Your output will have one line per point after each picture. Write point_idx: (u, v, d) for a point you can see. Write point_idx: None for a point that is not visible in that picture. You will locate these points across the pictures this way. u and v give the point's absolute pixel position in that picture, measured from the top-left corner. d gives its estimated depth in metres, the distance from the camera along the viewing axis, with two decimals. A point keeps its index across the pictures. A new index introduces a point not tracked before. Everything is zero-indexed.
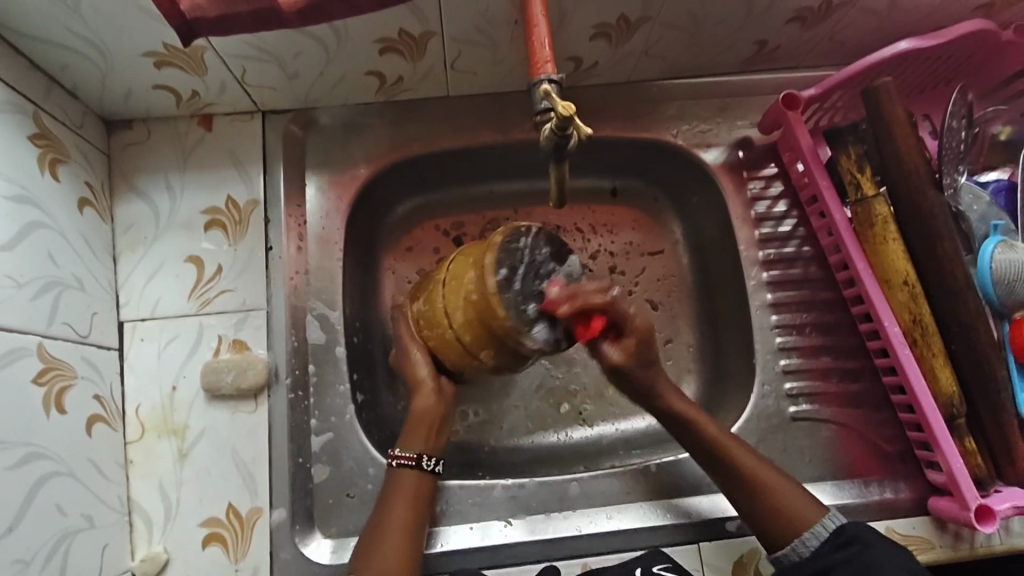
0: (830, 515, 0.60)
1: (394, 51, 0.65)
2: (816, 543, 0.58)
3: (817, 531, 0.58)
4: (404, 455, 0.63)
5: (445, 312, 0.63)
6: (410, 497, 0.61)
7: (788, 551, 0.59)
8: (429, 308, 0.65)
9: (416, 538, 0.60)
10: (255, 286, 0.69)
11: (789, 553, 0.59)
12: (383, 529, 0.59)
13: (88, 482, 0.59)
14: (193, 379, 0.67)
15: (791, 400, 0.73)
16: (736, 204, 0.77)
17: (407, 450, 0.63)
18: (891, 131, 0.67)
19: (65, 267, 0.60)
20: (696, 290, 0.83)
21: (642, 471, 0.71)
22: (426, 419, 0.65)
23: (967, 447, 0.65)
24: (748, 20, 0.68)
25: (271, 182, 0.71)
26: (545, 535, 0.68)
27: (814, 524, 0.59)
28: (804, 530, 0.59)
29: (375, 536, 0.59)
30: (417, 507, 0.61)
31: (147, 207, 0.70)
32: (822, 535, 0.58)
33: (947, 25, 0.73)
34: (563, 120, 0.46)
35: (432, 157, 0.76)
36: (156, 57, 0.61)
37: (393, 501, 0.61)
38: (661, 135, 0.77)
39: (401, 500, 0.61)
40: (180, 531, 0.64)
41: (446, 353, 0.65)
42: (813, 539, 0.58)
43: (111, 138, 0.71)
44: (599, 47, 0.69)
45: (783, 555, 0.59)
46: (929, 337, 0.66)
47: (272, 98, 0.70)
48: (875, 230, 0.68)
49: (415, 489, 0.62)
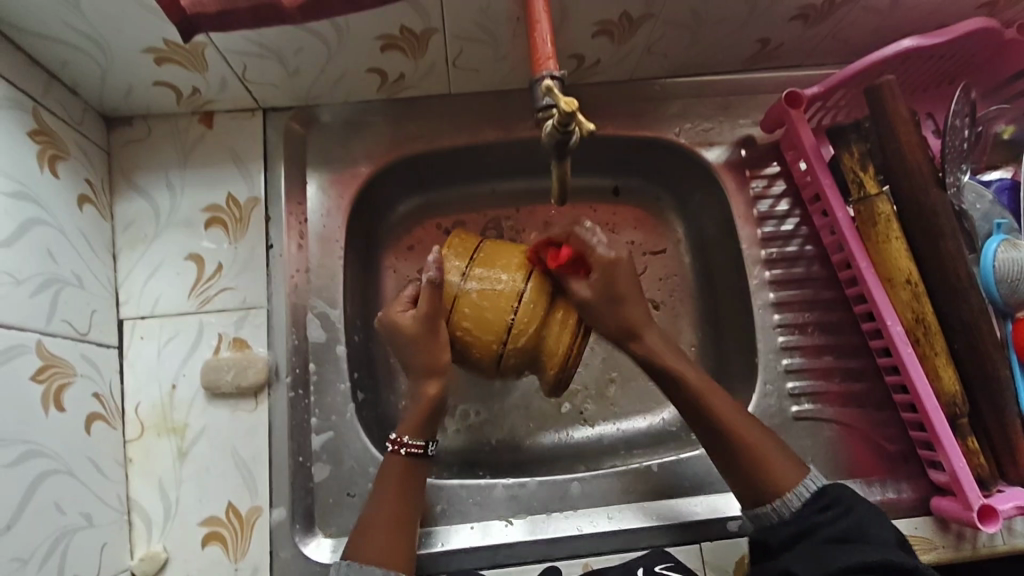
0: (811, 477, 0.60)
1: (396, 48, 0.65)
2: (797, 503, 0.58)
3: (799, 492, 0.58)
4: (412, 444, 0.62)
5: (509, 319, 0.61)
6: (399, 489, 0.61)
7: (769, 510, 0.59)
8: (492, 312, 0.61)
9: (407, 534, 0.60)
10: (256, 284, 0.69)
11: (770, 513, 0.59)
12: (369, 523, 0.59)
13: (87, 480, 0.59)
14: (193, 377, 0.66)
15: (793, 400, 0.72)
16: (738, 202, 0.76)
17: (418, 440, 0.62)
18: (894, 129, 0.66)
19: (65, 264, 0.60)
20: (699, 289, 0.83)
21: (644, 470, 0.71)
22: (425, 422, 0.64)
23: (969, 447, 0.65)
24: (751, 18, 0.68)
25: (271, 180, 0.71)
26: (546, 535, 0.67)
27: (795, 486, 0.59)
28: (787, 489, 0.58)
29: (361, 532, 0.59)
30: (403, 501, 0.60)
31: (147, 205, 0.69)
32: (803, 495, 0.58)
33: (951, 23, 0.72)
34: (565, 116, 0.46)
35: (433, 155, 0.75)
36: (155, 53, 0.61)
37: (379, 496, 0.61)
38: (663, 133, 0.77)
39: (388, 496, 0.60)
40: (179, 530, 0.64)
41: (469, 339, 0.62)
42: (795, 499, 0.58)
43: (111, 135, 0.70)
44: (601, 44, 0.69)
45: (764, 514, 0.59)
46: (932, 336, 0.65)
47: (273, 95, 0.70)
48: (878, 229, 0.68)
49: (401, 481, 0.61)
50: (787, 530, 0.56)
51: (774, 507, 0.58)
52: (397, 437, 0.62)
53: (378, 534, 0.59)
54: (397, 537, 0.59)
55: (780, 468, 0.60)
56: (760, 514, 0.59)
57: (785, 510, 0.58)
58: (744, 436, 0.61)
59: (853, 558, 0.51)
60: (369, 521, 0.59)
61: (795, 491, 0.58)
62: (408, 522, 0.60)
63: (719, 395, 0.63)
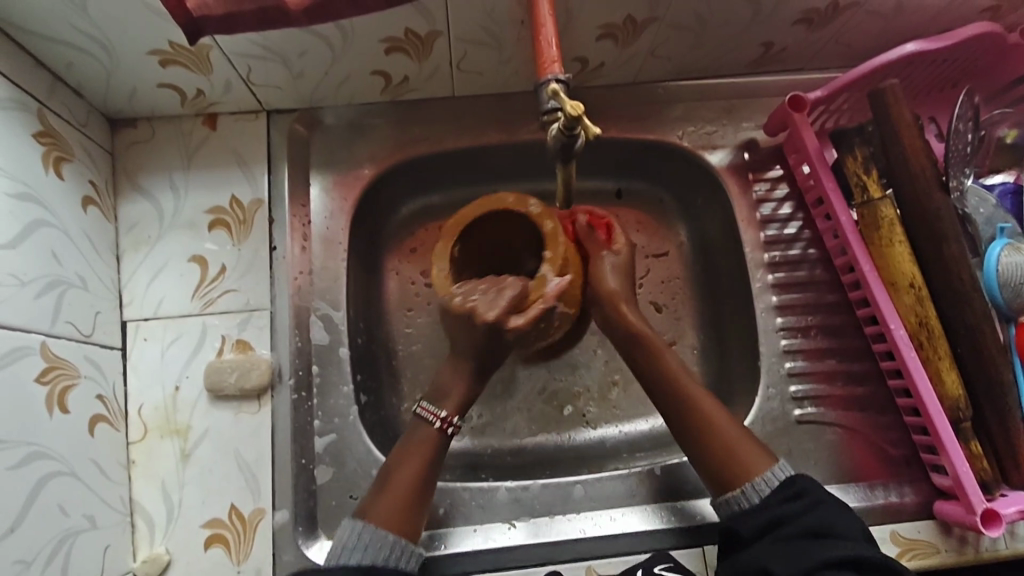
0: (779, 465, 0.62)
1: (400, 51, 0.65)
2: (765, 489, 0.60)
3: (767, 479, 0.60)
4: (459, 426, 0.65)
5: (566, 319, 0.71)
6: (419, 457, 0.62)
7: (735, 495, 0.61)
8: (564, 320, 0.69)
9: (418, 503, 0.61)
10: (259, 286, 0.69)
11: (737, 498, 0.61)
12: (386, 489, 0.60)
13: (91, 482, 0.59)
14: (196, 379, 0.66)
15: (796, 404, 0.72)
16: (741, 205, 0.76)
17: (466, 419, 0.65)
18: (898, 132, 0.66)
19: (69, 266, 0.60)
20: (701, 292, 0.83)
21: (647, 473, 0.71)
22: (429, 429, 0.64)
23: (973, 451, 0.65)
24: (754, 22, 0.68)
25: (275, 182, 0.71)
26: (550, 538, 0.67)
27: (764, 472, 0.61)
28: (754, 475, 0.61)
29: (373, 500, 0.60)
30: (425, 468, 0.62)
31: (151, 207, 0.69)
32: (772, 482, 0.60)
33: (954, 27, 0.72)
34: (571, 120, 0.46)
35: (436, 157, 0.75)
36: (161, 55, 0.61)
37: (399, 463, 0.62)
38: (666, 136, 0.77)
39: (411, 464, 0.62)
40: (182, 532, 0.64)
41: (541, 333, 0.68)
42: (763, 485, 0.60)
43: (115, 137, 0.70)
44: (605, 48, 0.69)
45: (732, 500, 0.61)
46: (935, 340, 0.65)
47: (277, 98, 0.70)
48: (881, 232, 0.68)
49: (428, 451, 0.63)
50: (758, 518, 0.58)
51: (739, 493, 0.61)
52: (446, 415, 0.64)
53: (390, 498, 0.60)
54: (407, 508, 0.60)
55: (753, 453, 0.62)
56: (728, 499, 0.61)
57: (754, 497, 0.60)
58: (717, 423, 0.64)
59: (823, 552, 0.52)
60: (384, 485, 0.61)
61: (764, 477, 0.60)
62: (421, 492, 0.61)
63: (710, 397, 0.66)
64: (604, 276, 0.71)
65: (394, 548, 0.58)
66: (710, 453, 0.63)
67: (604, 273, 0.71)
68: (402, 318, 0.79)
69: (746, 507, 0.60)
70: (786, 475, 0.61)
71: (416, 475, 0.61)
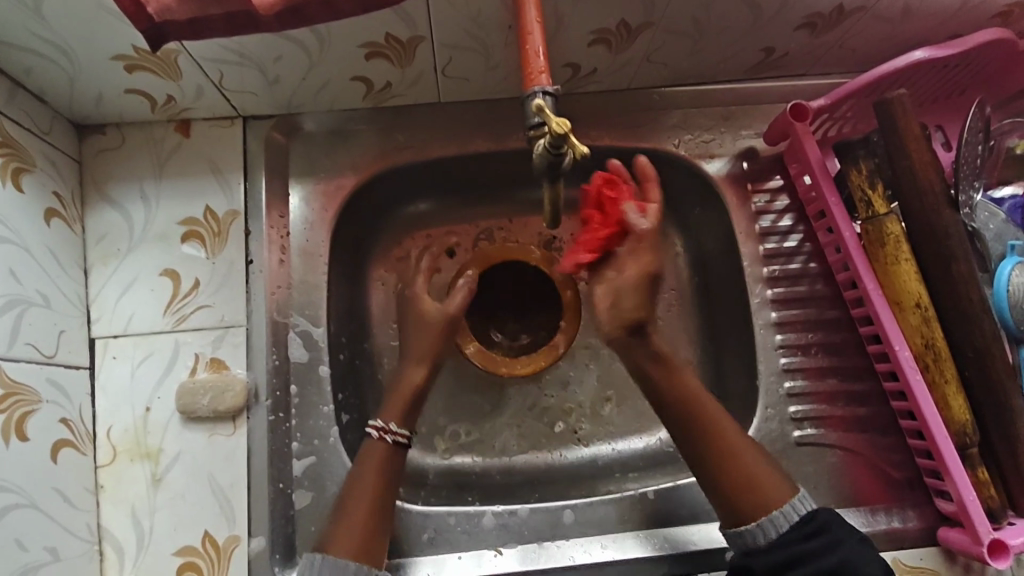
0: (799, 497, 0.58)
1: (382, 56, 0.62)
2: (783, 526, 0.56)
3: (787, 513, 0.56)
4: (399, 433, 0.63)
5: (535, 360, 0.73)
6: (377, 467, 0.61)
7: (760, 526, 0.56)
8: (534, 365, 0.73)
9: (380, 517, 0.59)
10: (234, 301, 0.66)
11: (754, 532, 0.56)
12: (344, 513, 0.59)
13: (53, 511, 0.56)
14: (168, 400, 0.63)
15: (795, 424, 0.70)
16: (739, 218, 0.73)
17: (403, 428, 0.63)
18: (904, 145, 0.63)
19: (29, 284, 0.57)
20: (697, 304, 0.80)
21: (639, 498, 0.68)
22: (378, 461, 0.61)
23: (980, 478, 0.62)
24: (755, 27, 0.64)
25: (252, 192, 0.68)
26: (538, 565, 0.65)
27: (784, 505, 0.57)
28: (772, 508, 0.57)
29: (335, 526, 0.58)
30: (382, 485, 0.60)
31: (121, 218, 0.66)
32: (791, 518, 0.56)
33: (963, 33, 0.69)
34: (557, 138, 0.43)
35: (422, 166, 0.72)
36: (126, 61, 0.58)
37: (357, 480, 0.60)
38: (661, 145, 0.74)
39: (369, 479, 0.60)
40: (153, 559, 0.61)
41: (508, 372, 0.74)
42: (782, 521, 0.56)
43: (83, 144, 0.67)
44: (597, 53, 0.65)
45: (747, 534, 0.57)
46: (942, 362, 0.62)
47: (253, 104, 0.67)
48: (886, 250, 0.65)
49: (384, 463, 0.61)
50: (779, 554, 0.53)
51: (766, 524, 0.56)
52: (384, 424, 0.63)
53: (351, 521, 0.58)
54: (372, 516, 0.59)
55: (771, 485, 0.58)
56: (746, 530, 0.57)
57: (771, 531, 0.56)
58: (734, 452, 0.59)
59: None
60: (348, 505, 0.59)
61: (783, 511, 0.56)
62: (382, 512, 0.59)
63: (731, 425, 0.61)
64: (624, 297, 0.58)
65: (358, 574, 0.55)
66: (729, 479, 0.58)
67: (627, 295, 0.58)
68: (387, 331, 0.76)
69: (764, 542, 0.56)
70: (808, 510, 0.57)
71: (375, 494, 0.59)
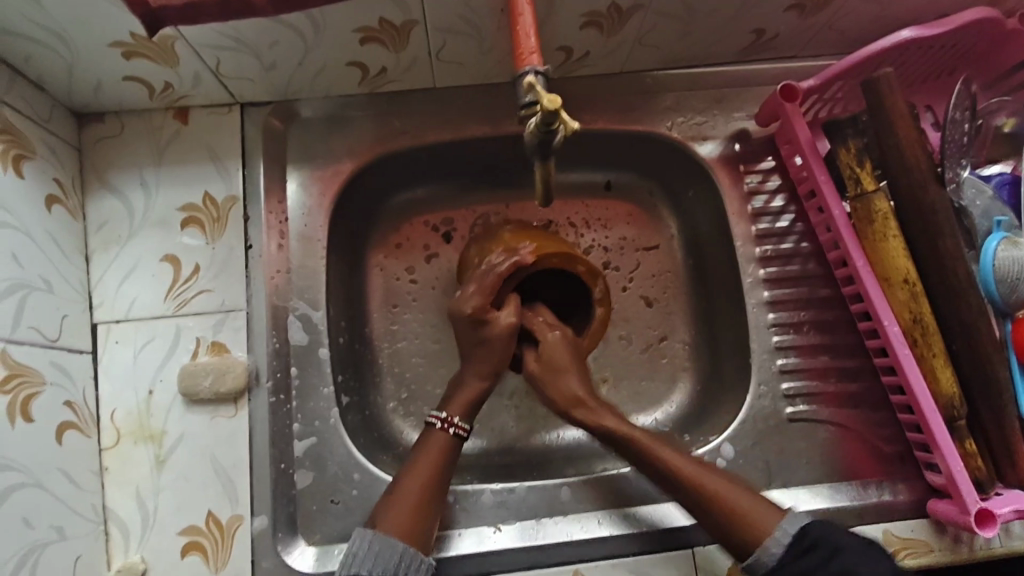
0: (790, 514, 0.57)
1: (376, 40, 0.62)
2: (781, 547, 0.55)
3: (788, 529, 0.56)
4: (460, 425, 0.63)
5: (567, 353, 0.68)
6: (431, 456, 0.61)
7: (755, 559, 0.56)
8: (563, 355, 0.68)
9: (433, 505, 0.59)
10: (235, 285, 0.66)
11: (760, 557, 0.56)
12: (396, 494, 0.59)
13: (58, 492, 0.57)
14: (171, 383, 0.64)
15: (788, 401, 0.71)
16: (731, 197, 0.74)
17: (466, 421, 0.63)
18: (893, 122, 0.64)
19: (32, 269, 0.58)
20: (691, 285, 0.81)
21: (635, 475, 0.69)
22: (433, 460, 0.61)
23: (968, 450, 0.63)
24: (744, 9, 0.65)
25: (251, 178, 0.69)
26: (536, 542, 0.66)
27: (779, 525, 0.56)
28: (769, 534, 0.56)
29: (385, 506, 0.58)
30: (436, 473, 0.60)
31: (121, 204, 0.67)
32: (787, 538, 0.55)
33: (951, 12, 0.70)
34: (549, 114, 0.44)
35: (418, 151, 0.73)
36: (124, 47, 0.58)
37: (410, 475, 0.60)
38: (655, 128, 0.75)
39: (422, 469, 0.60)
40: (158, 538, 0.62)
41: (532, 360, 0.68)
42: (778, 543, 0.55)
43: (83, 132, 0.68)
44: (590, 36, 0.66)
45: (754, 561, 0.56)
46: (930, 336, 0.64)
47: (250, 89, 0.67)
48: (875, 227, 0.66)
49: (438, 454, 0.61)
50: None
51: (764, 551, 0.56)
52: (447, 416, 0.63)
53: (403, 504, 0.58)
54: (419, 508, 0.58)
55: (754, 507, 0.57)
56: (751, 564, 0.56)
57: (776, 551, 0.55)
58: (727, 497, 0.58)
59: None
60: (398, 491, 0.59)
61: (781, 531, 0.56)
62: (432, 505, 0.59)
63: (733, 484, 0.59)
64: (541, 181, 0.52)
65: (404, 556, 0.55)
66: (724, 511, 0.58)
67: (543, 182, 0.53)
68: (386, 316, 0.77)
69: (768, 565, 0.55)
70: (798, 527, 0.56)
71: (425, 483, 0.59)
